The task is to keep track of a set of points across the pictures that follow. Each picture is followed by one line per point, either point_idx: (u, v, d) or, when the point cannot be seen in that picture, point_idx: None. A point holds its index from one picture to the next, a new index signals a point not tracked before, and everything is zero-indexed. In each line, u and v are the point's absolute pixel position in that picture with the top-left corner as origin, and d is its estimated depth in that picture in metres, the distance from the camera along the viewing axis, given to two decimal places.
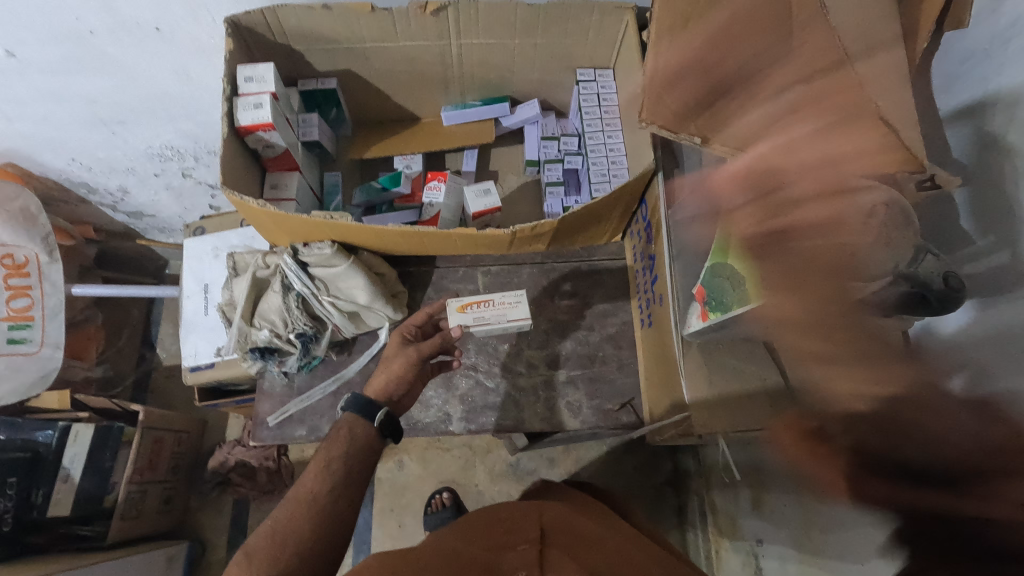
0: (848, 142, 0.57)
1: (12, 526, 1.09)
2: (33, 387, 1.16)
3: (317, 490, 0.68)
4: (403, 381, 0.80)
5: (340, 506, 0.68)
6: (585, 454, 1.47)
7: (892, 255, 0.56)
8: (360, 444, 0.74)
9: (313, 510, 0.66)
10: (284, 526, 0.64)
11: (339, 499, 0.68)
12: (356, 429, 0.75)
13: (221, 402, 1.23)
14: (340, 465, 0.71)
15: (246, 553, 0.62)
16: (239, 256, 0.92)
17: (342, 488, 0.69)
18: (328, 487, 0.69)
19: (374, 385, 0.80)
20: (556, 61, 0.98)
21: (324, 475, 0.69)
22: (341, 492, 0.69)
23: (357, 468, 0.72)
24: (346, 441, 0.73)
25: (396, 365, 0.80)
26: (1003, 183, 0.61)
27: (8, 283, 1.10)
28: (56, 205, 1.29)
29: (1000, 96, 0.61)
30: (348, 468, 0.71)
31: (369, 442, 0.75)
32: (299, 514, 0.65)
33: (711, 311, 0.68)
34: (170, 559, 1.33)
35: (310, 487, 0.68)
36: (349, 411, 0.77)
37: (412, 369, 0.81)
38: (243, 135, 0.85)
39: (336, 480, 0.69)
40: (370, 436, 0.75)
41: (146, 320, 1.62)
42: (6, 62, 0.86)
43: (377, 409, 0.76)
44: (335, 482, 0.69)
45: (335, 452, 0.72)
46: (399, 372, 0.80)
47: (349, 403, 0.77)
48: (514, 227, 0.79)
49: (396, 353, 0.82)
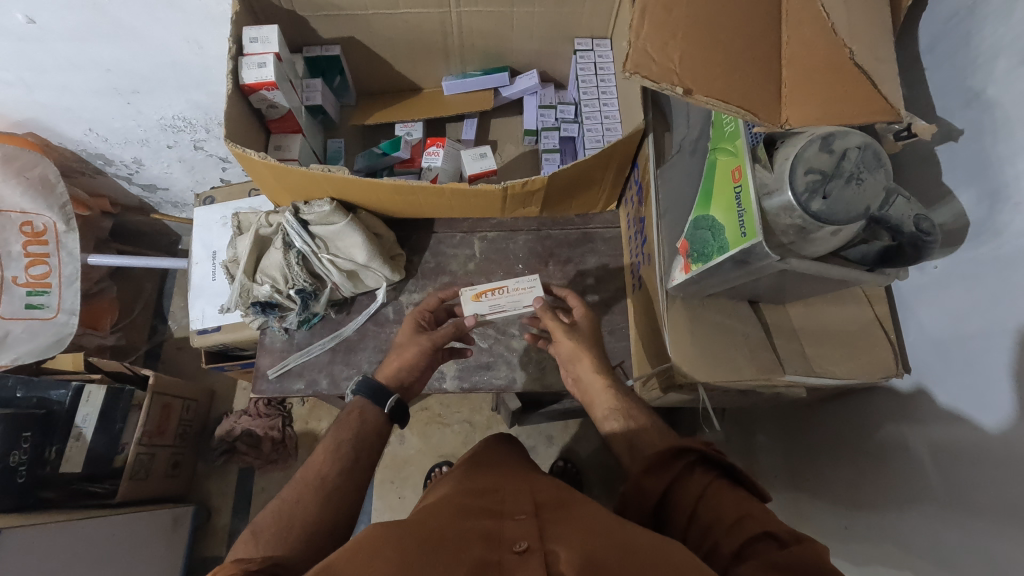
0: (833, 84, 0.57)
1: (27, 479, 1.11)
2: (49, 349, 1.20)
3: (326, 472, 0.68)
4: (415, 368, 0.82)
5: (348, 489, 0.68)
6: (583, 432, 1.49)
7: (864, 198, 0.58)
8: (371, 428, 0.75)
9: (321, 494, 0.66)
10: (292, 509, 0.63)
11: (346, 480, 0.68)
12: (366, 414, 0.76)
13: (227, 364, 1.28)
14: (349, 448, 0.71)
15: (252, 532, 0.61)
16: (244, 216, 0.95)
17: (349, 471, 0.69)
18: (336, 470, 0.68)
19: (384, 370, 0.81)
20: (554, 31, 1.00)
21: (333, 459, 0.69)
22: (349, 474, 0.69)
23: (367, 451, 0.72)
24: (357, 424, 0.74)
25: (408, 354, 0.82)
26: (983, 137, 0.62)
27: (27, 250, 1.15)
28: (74, 177, 1.33)
29: (980, 51, 0.62)
30: (358, 450, 0.71)
31: (378, 426, 0.76)
32: (306, 497, 0.65)
33: (693, 262, 0.69)
34: (176, 521, 1.35)
35: (319, 468, 0.68)
36: (360, 396, 0.78)
37: (424, 357, 0.83)
38: (248, 93, 0.88)
39: (346, 463, 0.69)
40: (378, 421, 0.76)
41: (158, 294, 1.66)
42: (28, 29, 0.90)
43: (388, 395, 0.78)
44: (344, 467, 0.69)
45: (346, 434, 0.73)
46: (411, 361, 0.82)
47: (359, 388, 0.78)
48: (505, 183, 0.83)
49: (409, 341, 0.84)
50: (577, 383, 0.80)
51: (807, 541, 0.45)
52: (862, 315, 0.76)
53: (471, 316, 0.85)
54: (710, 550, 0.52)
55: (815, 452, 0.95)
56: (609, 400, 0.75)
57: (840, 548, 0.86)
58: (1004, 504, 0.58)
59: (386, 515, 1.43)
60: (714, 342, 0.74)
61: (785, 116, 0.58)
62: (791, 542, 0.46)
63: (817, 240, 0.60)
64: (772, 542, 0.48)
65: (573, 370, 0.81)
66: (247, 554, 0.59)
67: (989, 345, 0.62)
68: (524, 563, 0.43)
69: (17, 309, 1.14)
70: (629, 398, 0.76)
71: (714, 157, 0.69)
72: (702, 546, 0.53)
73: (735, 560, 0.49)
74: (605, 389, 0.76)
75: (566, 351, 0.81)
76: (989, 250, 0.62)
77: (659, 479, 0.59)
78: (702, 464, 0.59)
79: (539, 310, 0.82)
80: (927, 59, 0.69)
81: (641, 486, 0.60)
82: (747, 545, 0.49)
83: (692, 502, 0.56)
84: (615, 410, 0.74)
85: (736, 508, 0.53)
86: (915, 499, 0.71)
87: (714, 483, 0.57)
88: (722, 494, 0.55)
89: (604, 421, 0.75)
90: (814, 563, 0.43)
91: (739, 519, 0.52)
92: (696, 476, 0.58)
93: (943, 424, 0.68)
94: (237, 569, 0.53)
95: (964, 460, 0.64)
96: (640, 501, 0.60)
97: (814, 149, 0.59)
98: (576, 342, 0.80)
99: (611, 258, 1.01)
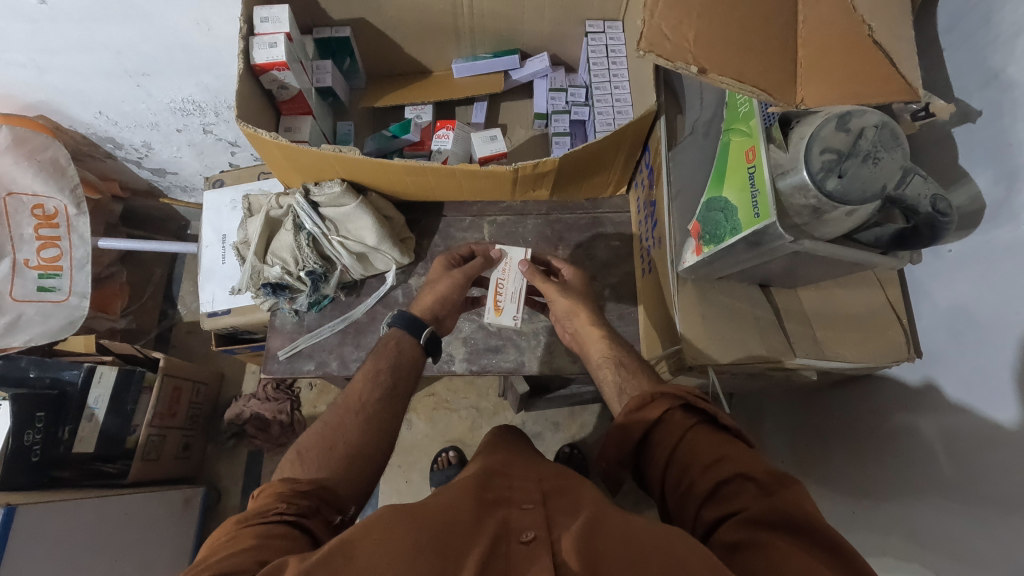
0: (853, 62, 0.56)
1: (41, 458, 1.10)
2: (62, 331, 1.21)
3: (365, 398, 0.69)
4: (448, 301, 0.83)
5: (388, 414, 0.69)
6: (589, 419, 1.49)
7: (878, 174, 0.57)
8: (407, 356, 0.76)
9: (361, 418, 0.67)
10: (334, 433, 0.65)
11: (385, 408, 0.69)
12: (403, 343, 0.77)
13: (237, 347, 1.28)
14: (387, 376, 0.72)
15: (297, 452, 0.63)
16: (254, 198, 0.95)
17: (389, 398, 0.70)
18: (375, 396, 0.70)
19: (419, 303, 0.82)
20: (566, 13, 1.00)
21: (372, 386, 0.71)
22: (387, 401, 0.70)
23: (403, 381, 0.73)
24: (394, 354, 0.75)
25: (442, 287, 0.83)
26: (1002, 117, 0.61)
27: (39, 233, 1.16)
28: (85, 160, 1.33)
29: (1002, 29, 0.61)
30: (394, 378, 0.72)
31: (413, 356, 0.77)
32: (348, 421, 0.66)
33: (705, 244, 0.68)
34: (187, 501, 1.36)
35: (358, 395, 0.70)
36: (395, 327, 0.79)
37: (457, 290, 0.83)
38: (259, 74, 0.88)
39: (384, 390, 0.70)
40: (415, 352, 0.77)
41: (168, 278, 1.67)
42: (40, 9, 0.89)
43: (422, 327, 0.79)
44: (383, 394, 0.70)
45: (384, 364, 0.74)
46: (444, 293, 0.82)
47: (394, 320, 0.79)
48: (516, 164, 0.83)
49: (441, 276, 0.84)
50: (574, 337, 0.81)
51: (790, 486, 0.47)
52: (875, 299, 0.75)
53: (499, 249, 0.87)
54: (686, 489, 0.54)
55: (827, 438, 0.95)
56: (602, 348, 0.76)
57: (851, 534, 0.86)
58: (1015, 488, 0.58)
59: (393, 498, 1.43)
60: (726, 325, 0.73)
61: (800, 95, 0.57)
62: (771, 488, 0.48)
63: (831, 220, 0.60)
64: (749, 484, 0.50)
65: (570, 325, 0.82)
66: (292, 472, 0.62)
67: (1005, 327, 0.62)
68: (534, 558, 0.43)
69: (29, 292, 1.15)
70: (622, 347, 0.75)
71: (727, 138, 0.69)
72: (679, 489, 0.55)
73: (709, 497, 0.51)
74: (600, 339, 0.77)
75: (562, 310, 0.82)
76: (1006, 232, 0.62)
77: (641, 424, 0.60)
78: (683, 408, 0.60)
79: (525, 273, 0.83)
80: (946, 39, 0.68)
81: (624, 427, 0.61)
82: (722, 485, 0.51)
83: (672, 444, 0.57)
84: (609, 359, 0.74)
85: (714, 451, 0.54)
86: (928, 484, 0.71)
87: (695, 428, 0.58)
88: (701, 439, 0.56)
89: (597, 367, 0.75)
90: (796, 514, 0.45)
91: (716, 462, 0.53)
92: (675, 421, 0.59)
93: (958, 411, 0.68)
94: (285, 488, 0.56)
95: (981, 445, 0.64)
96: (621, 441, 0.61)
97: (829, 127, 0.59)
98: (571, 299, 0.81)
99: (620, 243, 1.01)
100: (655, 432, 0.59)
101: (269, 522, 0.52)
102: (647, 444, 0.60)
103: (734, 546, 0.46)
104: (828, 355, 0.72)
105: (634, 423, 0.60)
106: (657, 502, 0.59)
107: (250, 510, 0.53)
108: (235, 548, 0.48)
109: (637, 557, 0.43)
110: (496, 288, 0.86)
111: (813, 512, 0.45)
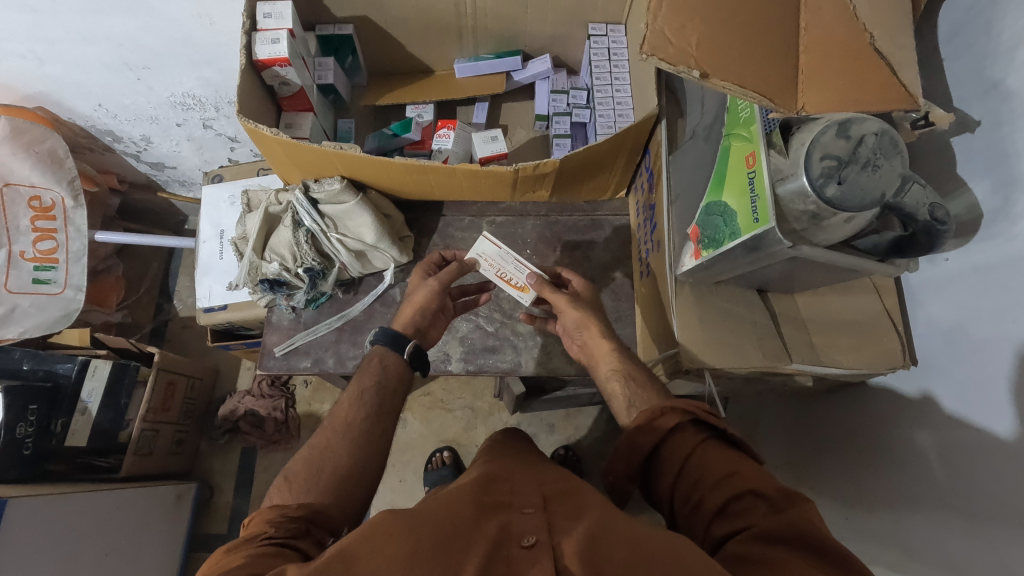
0: (854, 67, 0.56)
1: (33, 450, 1.11)
2: (55, 324, 1.20)
3: (351, 418, 0.69)
4: (427, 310, 0.83)
5: (376, 434, 0.68)
6: (584, 421, 1.49)
7: (882, 184, 0.58)
8: (392, 373, 0.75)
9: (349, 439, 0.66)
10: (322, 454, 0.65)
11: (373, 426, 0.69)
12: (387, 361, 0.76)
13: (232, 343, 1.28)
14: (373, 396, 0.71)
15: (285, 477, 0.63)
16: (253, 194, 0.95)
17: (376, 418, 0.70)
18: (363, 415, 0.69)
19: (401, 317, 0.81)
20: (569, 15, 1.00)
21: (358, 406, 0.70)
22: (376, 420, 0.69)
23: (390, 397, 0.72)
24: (378, 372, 0.75)
25: (420, 297, 0.83)
26: (1000, 127, 0.62)
27: (35, 225, 1.15)
28: (82, 152, 1.32)
29: (1001, 41, 0.61)
30: (381, 396, 0.72)
31: (399, 374, 0.76)
32: (336, 441, 0.66)
33: (705, 248, 0.69)
34: (179, 497, 1.36)
35: (344, 415, 0.69)
36: (378, 344, 0.78)
37: (435, 299, 0.84)
38: (260, 69, 0.88)
39: (371, 409, 0.70)
40: (400, 368, 0.76)
41: (164, 272, 1.66)
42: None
43: (407, 342, 0.78)
44: (370, 412, 0.70)
45: (369, 382, 0.73)
46: (423, 303, 0.83)
47: (378, 335, 0.78)
48: (517, 165, 0.83)
49: (419, 287, 0.85)
50: (584, 349, 0.80)
51: (797, 503, 0.48)
52: (870, 306, 0.76)
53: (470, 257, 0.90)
54: (695, 504, 0.54)
55: (824, 444, 0.95)
56: (609, 363, 0.75)
57: (846, 541, 0.86)
58: (1010, 498, 0.58)
59: (388, 498, 1.43)
60: (724, 328, 0.73)
61: (801, 102, 0.57)
62: (781, 505, 0.48)
63: (829, 227, 0.61)
64: (760, 501, 0.50)
65: (580, 338, 0.81)
66: (280, 497, 0.61)
67: (999, 336, 0.62)
68: (534, 561, 0.44)
69: (25, 284, 1.15)
70: (629, 361, 0.75)
71: (727, 143, 0.69)
72: (688, 504, 0.55)
73: (719, 513, 0.52)
74: (603, 354, 0.76)
75: (573, 321, 0.81)
76: (1002, 242, 0.62)
77: (649, 436, 0.60)
78: (693, 424, 0.60)
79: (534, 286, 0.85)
80: (946, 48, 0.68)
81: (632, 441, 0.61)
82: (733, 500, 0.51)
83: (681, 458, 0.57)
84: (617, 371, 0.73)
85: (724, 466, 0.55)
86: (925, 492, 0.71)
87: (704, 443, 0.58)
88: (708, 454, 0.56)
89: (606, 381, 0.74)
90: (805, 530, 0.45)
91: (725, 478, 0.53)
92: (685, 436, 0.59)
93: (953, 420, 0.68)
94: (275, 515, 0.56)
95: (976, 454, 0.64)
96: (628, 455, 0.61)
97: (830, 135, 0.59)
98: (582, 310, 0.80)
99: (619, 245, 1.01)
100: (663, 446, 0.59)
101: (259, 546, 0.52)
102: (655, 458, 0.60)
103: (740, 559, 0.46)
104: (822, 361, 0.73)
105: (642, 436, 0.60)
106: (664, 513, 0.58)
107: (240, 537, 0.53)
108: (226, 567, 0.49)
109: (641, 562, 0.43)
110: (506, 280, 0.90)
111: (822, 528, 0.45)
